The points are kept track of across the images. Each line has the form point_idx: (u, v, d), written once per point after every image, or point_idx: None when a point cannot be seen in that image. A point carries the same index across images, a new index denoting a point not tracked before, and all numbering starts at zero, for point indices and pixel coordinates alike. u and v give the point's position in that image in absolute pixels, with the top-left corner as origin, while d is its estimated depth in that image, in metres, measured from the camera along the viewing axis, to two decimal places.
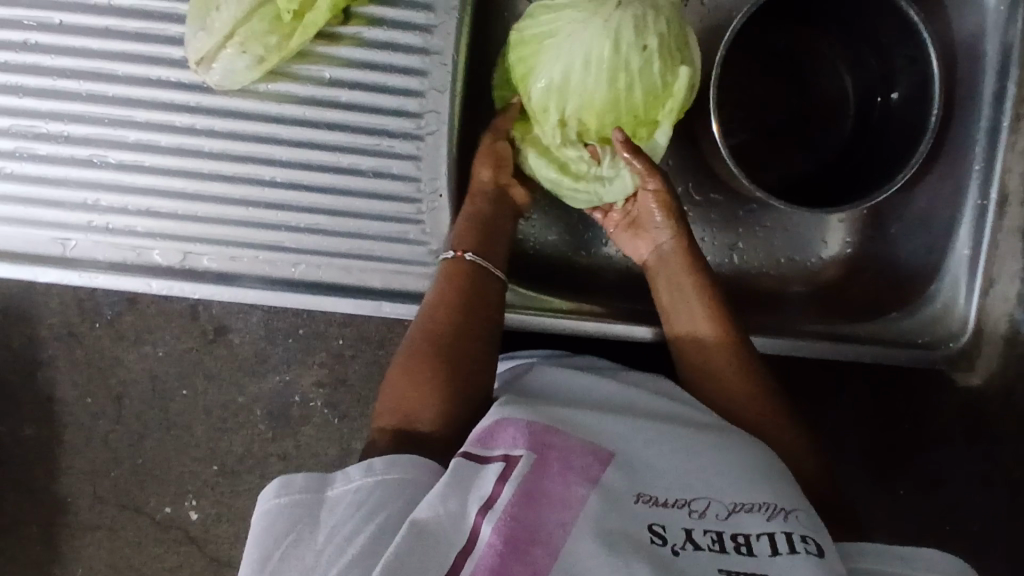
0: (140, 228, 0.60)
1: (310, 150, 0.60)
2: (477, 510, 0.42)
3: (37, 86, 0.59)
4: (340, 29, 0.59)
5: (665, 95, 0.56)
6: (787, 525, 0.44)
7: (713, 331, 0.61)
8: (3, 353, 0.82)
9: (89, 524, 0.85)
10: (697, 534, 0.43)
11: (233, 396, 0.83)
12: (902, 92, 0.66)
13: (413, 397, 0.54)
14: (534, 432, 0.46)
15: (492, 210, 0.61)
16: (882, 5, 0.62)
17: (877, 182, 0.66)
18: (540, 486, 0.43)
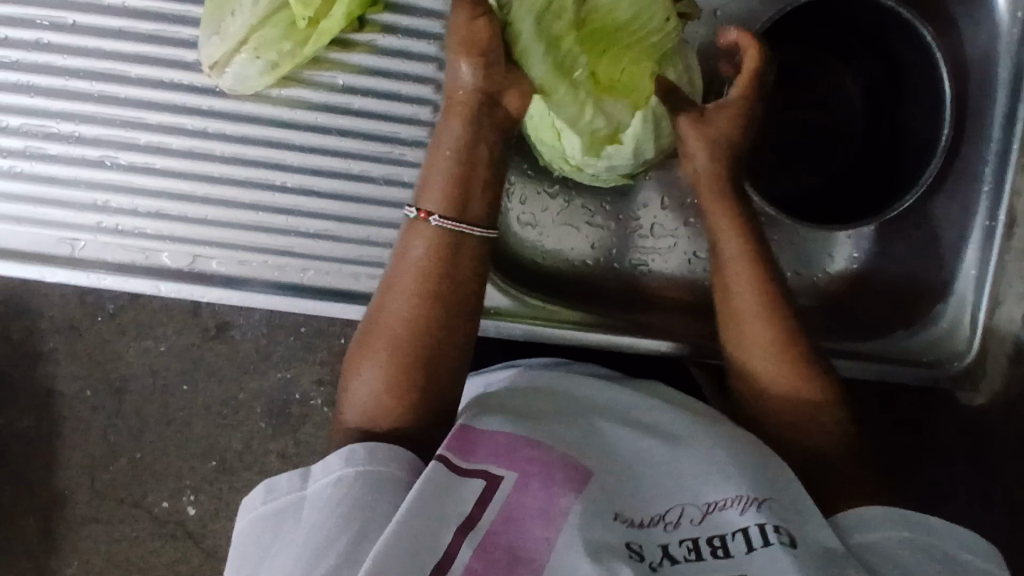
0: (149, 230, 0.60)
1: (321, 155, 0.60)
2: (457, 529, 0.42)
3: (49, 85, 0.59)
4: (354, 36, 0.59)
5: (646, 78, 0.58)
6: (762, 517, 0.45)
7: (767, 357, 0.57)
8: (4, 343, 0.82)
9: (86, 516, 0.85)
10: (674, 547, 0.44)
11: (235, 391, 0.84)
12: (914, 116, 0.67)
13: (367, 367, 0.54)
14: (511, 445, 0.47)
15: (477, 133, 0.54)
16: (896, 27, 0.64)
17: (882, 204, 0.67)
18: (520, 506, 0.43)
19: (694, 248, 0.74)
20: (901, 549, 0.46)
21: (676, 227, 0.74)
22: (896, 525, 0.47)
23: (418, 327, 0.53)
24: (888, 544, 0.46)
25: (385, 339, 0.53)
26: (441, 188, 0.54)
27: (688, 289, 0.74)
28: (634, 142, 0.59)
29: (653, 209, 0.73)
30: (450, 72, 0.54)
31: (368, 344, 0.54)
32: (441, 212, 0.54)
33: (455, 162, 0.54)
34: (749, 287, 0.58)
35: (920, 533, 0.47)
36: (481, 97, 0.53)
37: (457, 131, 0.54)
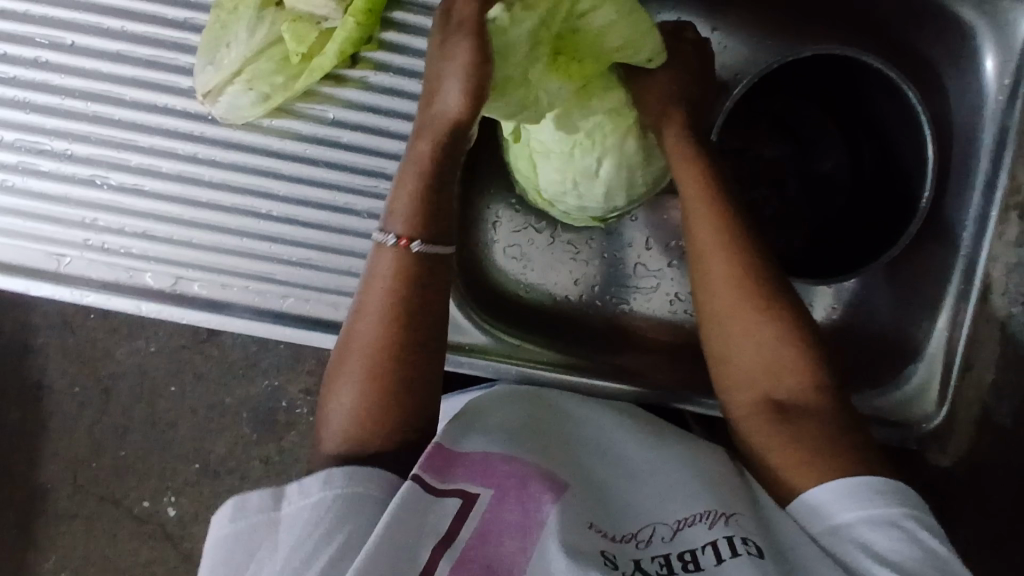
0: (134, 250, 0.61)
1: (308, 186, 0.61)
2: (437, 543, 0.43)
3: (45, 103, 0.60)
4: (347, 72, 0.60)
5: (627, 119, 0.60)
6: (729, 530, 0.46)
7: (771, 381, 0.55)
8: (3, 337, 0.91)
9: (65, 511, 0.93)
10: (647, 562, 0.45)
11: (221, 398, 0.91)
12: (893, 162, 0.68)
13: (343, 394, 0.52)
14: (489, 464, 0.48)
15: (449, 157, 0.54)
16: (866, 76, 0.66)
17: (867, 253, 0.68)
18: (498, 520, 0.45)
19: (677, 290, 0.75)
20: (859, 530, 0.46)
21: (661, 267, 0.75)
22: (851, 504, 0.47)
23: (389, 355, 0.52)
24: (847, 529, 0.47)
25: (360, 366, 0.52)
26: (405, 211, 0.54)
27: (666, 330, 0.74)
28: (603, 181, 0.61)
29: (638, 250, 0.75)
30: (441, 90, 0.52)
31: (341, 370, 0.53)
32: (422, 236, 0.54)
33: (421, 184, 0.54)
34: (724, 269, 0.58)
35: (877, 509, 0.47)
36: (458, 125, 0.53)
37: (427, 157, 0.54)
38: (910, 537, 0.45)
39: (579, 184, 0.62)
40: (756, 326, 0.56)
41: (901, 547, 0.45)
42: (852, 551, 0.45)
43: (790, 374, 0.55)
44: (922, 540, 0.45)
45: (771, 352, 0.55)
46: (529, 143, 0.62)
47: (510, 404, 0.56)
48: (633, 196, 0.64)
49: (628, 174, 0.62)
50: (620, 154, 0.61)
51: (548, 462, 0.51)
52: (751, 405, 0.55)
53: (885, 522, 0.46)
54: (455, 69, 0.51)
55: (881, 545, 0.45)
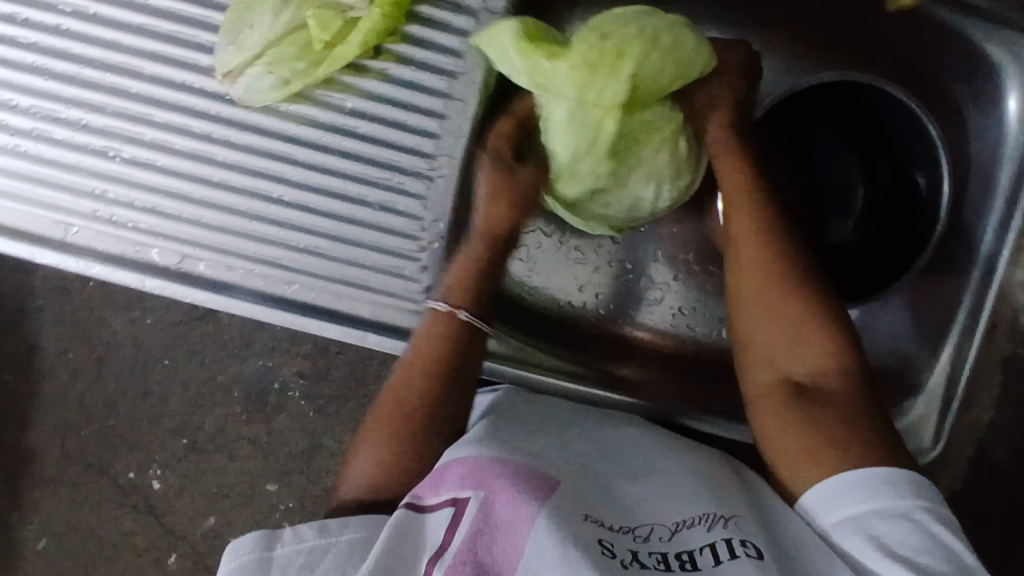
0: (141, 224, 0.61)
1: (321, 174, 0.60)
2: (428, 559, 0.47)
3: (63, 71, 0.59)
4: (369, 62, 0.60)
5: (662, 130, 0.59)
6: (727, 532, 0.48)
7: (801, 369, 0.57)
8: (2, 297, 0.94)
9: (49, 477, 0.95)
10: (644, 555, 0.47)
11: (215, 373, 0.93)
12: (918, 179, 0.68)
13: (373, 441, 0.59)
14: (475, 468, 0.51)
15: (493, 248, 0.63)
16: (886, 102, 0.67)
17: (891, 265, 0.68)
18: (488, 518, 0.47)
19: (680, 303, 0.75)
20: (869, 523, 0.48)
21: (667, 281, 0.75)
22: (857, 497, 0.49)
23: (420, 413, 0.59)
24: (859, 521, 0.48)
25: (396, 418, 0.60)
26: (459, 287, 0.61)
27: (669, 343, 0.74)
28: (633, 191, 0.61)
29: (645, 261, 0.75)
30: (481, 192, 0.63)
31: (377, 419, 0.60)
32: (469, 308, 0.61)
33: (469, 264, 0.62)
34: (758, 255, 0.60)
35: (886, 502, 0.48)
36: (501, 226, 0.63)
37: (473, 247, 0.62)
38: (919, 529, 0.47)
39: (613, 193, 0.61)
40: (788, 319, 0.58)
41: (910, 539, 0.46)
42: (863, 547, 0.47)
43: (812, 364, 0.56)
44: (930, 530, 0.47)
45: (803, 344, 0.57)
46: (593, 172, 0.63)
47: (517, 411, 0.60)
48: (658, 207, 0.62)
49: (657, 186, 0.61)
50: (651, 167, 0.60)
51: (547, 463, 0.53)
52: (771, 390, 0.57)
53: (894, 514, 0.48)
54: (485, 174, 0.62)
55: (892, 537, 0.47)
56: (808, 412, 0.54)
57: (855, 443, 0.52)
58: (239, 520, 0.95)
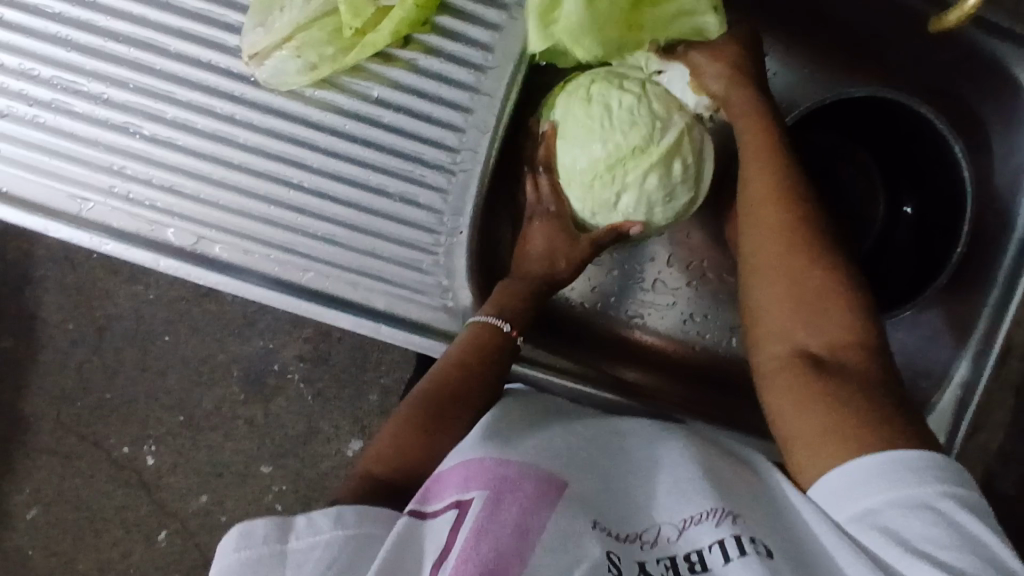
0: (159, 203, 0.60)
1: (343, 160, 0.60)
2: (434, 561, 0.45)
3: (86, 43, 0.58)
4: (397, 51, 0.59)
5: (650, 155, 0.60)
6: (736, 529, 0.47)
7: (816, 341, 0.55)
8: (7, 263, 0.97)
9: (43, 445, 0.99)
10: (651, 564, 0.47)
11: (214, 352, 0.98)
12: (942, 173, 0.66)
13: (403, 427, 0.56)
14: (479, 469, 0.49)
15: (536, 287, 0.63)
16: (896, 108, 0.66)
17: (929, 266, 0.67)
18: (494, 520, 0.46)
19: (692, 310, 0.74)
20: (885, 517, 0.46)
21: (679, 286, 0.74)
22: (873, 489, 0.47)
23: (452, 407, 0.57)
24: (875, 515, 0.46)
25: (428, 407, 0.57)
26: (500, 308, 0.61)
27: (679, 350, 0.74)
28: (622, 216, 0.63)
29: (658, 265, 0.74)
30: (530, 235, 0.64)
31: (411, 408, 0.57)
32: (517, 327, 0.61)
33: (514, 292, 0.63)
34: (776, 224, 0.58)
35: (903, 492, 0.46)
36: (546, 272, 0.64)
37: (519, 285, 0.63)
38: (940, 518, 0.45)
39: (600, 187, 0.61)
40: (806, 291, 0.56)
41: (929, 530, 0.44)
42: (880, 544, 0.45)
43: (829, 338, 0.55)
44: (951, 518, 0.45)
45: (820, 314, 0.55)
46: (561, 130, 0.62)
47: (525, 407, 0.58)
48: (654, 227, 0.65)
49: (647, 208, 0.62)
50: (640, 189, 0.61)
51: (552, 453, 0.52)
52: (782, 362, 0.56)
53: (913, 504, 0.46)
54: (542, 228, 0.64)
55: (911, 530, 0.45)
56: (825, 387, 0.52)
57: (870, 435, 0.49)
58: (232, 499, 0.98)
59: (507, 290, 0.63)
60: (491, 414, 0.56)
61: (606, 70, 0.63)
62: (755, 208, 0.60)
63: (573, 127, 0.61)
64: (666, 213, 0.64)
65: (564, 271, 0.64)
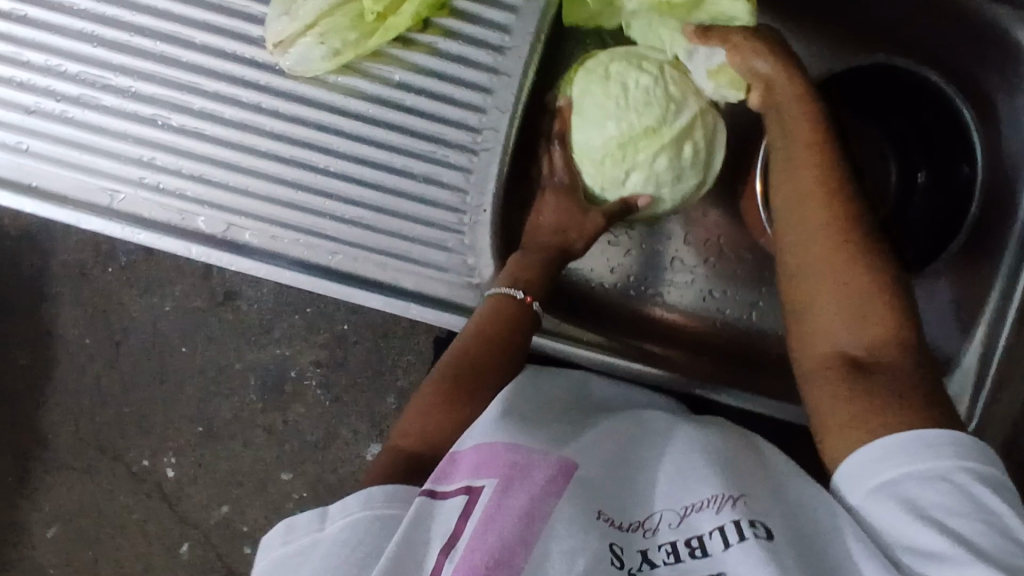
0: (188, 192, 0.61)
1: (367, 144, 0.61)
2: (440, 549, 0.44)
3: (112, 38, 0.60)
4: (417, 36, 0.61)
5: (661, 137, 0.61)
6: (735, 514, 0.44)
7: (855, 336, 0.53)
8: (15, 277, 0.94)
9: (62, 462, 0.96)
10: (654, 552, 0.45)
11: (231, 362, 0.94)
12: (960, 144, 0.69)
13: (427, 399, 0.57)
14: (492, 454, 0.47)
15: (550, 260, 0.64)
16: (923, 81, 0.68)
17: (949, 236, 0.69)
18: (502, 508, 0.44)
19: (710, 287, 0.75)
20: (904, 488, 0.46)
21: (696, 264, 0.75)
22: (897, 460, 0.46)
23: (473, 375, 0.58)
24: (894, 486, 0.46)
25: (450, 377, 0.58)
26: (518, 276, 0.62)
27: (699, 326, 0.75)
28: (630, 192, 0.63)
29: (675, 244, 0.75)
30: (541, 204, 0.65)
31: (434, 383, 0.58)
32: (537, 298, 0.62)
33: (528, 262, 0.63)
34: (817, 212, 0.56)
35: (923, 464, 0.46)
36: (559, 245, 0.64)
37: (536, 257, 0.63)
38: (959, 491, 0.44)
39: (609, 162, 0.62)
40: (844, 284, 0.54)
41: (946, 502, 0.44)
42: (895, 514, 0.45)
43: (864, 333, 0.53)
44: (971, 492, 0.44)
45: (852, 308, 0.54)
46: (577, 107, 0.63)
47: (539, 389, 0.57)
48: (660, 209, 0.66)
49: (656, 188, 0.63)
50: (650, 170, 0.62)
51: (572, 431, 0.53)
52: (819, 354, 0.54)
53: (931, 476, 0.45)
54: (553, 201, 0.64)
55: (927, 500, 0.44)
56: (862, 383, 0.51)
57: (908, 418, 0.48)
58: (252, 509, 0.96)
59: (520, 260, 0.63)
60: (520, 377, 0.58)
61: (625, 50, 0.63)
62: (800, 196, 0.57)
63: (587, 101, 0.62)
64: (680, 191, 0.64)
65: (577, 245, 0.65)
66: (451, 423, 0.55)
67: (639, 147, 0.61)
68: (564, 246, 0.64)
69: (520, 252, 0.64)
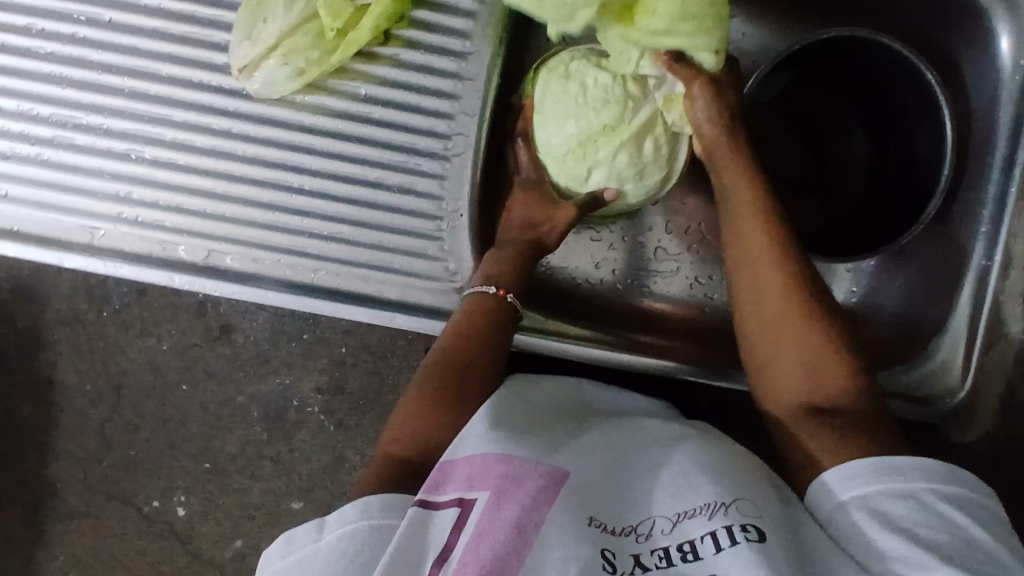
0: (167, 223, 0.62)
1: (341, 161, 0.62)
2: (433, 563, 0.44)
3: (81, 78, 0.61)
4: (380, 49, 0.62)
5: (621, 133, 0.60)
6: (727, 519, 0.44)
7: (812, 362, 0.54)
8: (10, 329, 0.93)
9: (72, 509, 0.95)
10: (646, 557, 0.44)
11: (233, 396, 0.92)
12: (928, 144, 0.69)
13: (414, 403, 0.57)
14: (483, 466, 0.46)
15: (524, 258, 0.64)
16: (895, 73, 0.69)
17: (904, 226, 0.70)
18: (493, 521, 0.43)
19: (697, 273, 0.76)
20: (874, 502, 0.46)
21: (680, 252, 0.76)
22: (864, 480, 0.47)
23: (458, 376, 0.58)
24: (865, 501, 0.46)
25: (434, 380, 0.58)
26: (495, 272, 0.63)
27: (690, 314, 0.75)
28: (595, 187, 0.64)
29: (658, 234, 0.76)
30: (513, 202, 0.66)
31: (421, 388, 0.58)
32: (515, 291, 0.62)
33: (507, 260, 0.64)
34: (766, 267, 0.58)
35: (892, 483, 0.46)
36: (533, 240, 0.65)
37: (511, 253, 0.64)
38: (927, 508, 0.45)
39: (570, 160, 0.63)
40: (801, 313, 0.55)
41: (916, 518, 0.44)
42: (867, 525, 0.45)
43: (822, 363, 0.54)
44: (939, 510, 0.44)
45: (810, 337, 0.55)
46: (540, 107, 0.63)
47: (529, 394, 0.57)
48: (629, 202, 0.66)
49: (619, 183, 0.63)
50: (611, 167, 0.62)
51: (565, 429, 0.53)
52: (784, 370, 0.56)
53: (901, 494, 0.46)
54: (524, 199, 0.66)
55: (898, 514, 0.45)
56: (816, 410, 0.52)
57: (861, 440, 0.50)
58: (266, 541, 0.94)
59: (498, 258, 0.64)
60: (509, 378, 0.58)
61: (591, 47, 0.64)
62: (745, 251, 0.59)
63: (550, 99, 0.62)
64: (645, 184, 0.64)
65: (551, 238, 0.66)
66: (443, 421, 0.56)
67: (600, 144, 0.61)
68: (537, 242, 0.66)
69: (496, 250, 0.64)
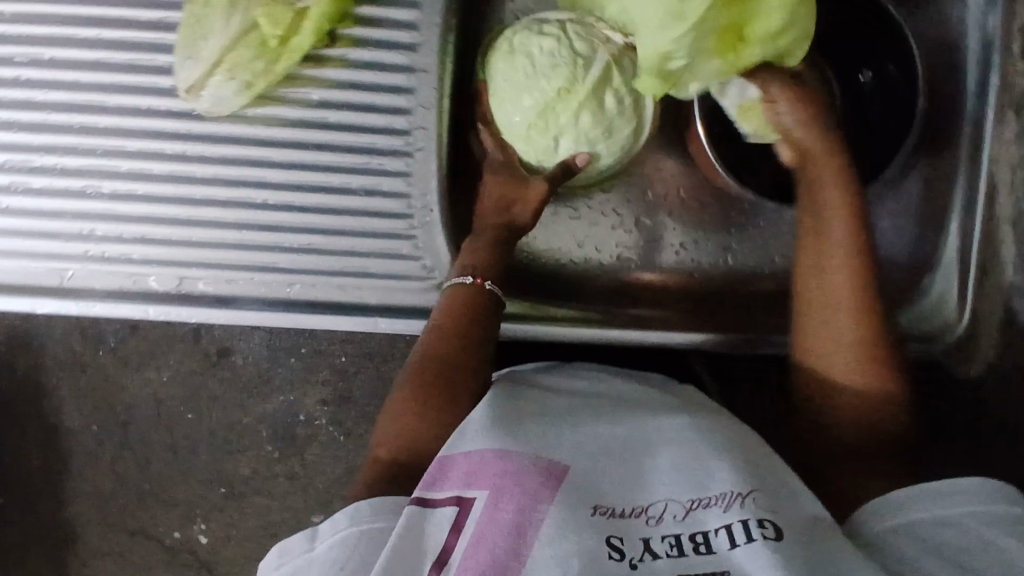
0: (134, 255, 0.60)
1: (303, 170, 0.60)
2: (432, 566, 0.42)
3: (31, 120, 0.60)
4: (326, 52, 0.60)
5: (577, 94, 0.59)
6: (744, 513, 0.43)
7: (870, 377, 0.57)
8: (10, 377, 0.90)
9: (96, 550, 0.93)
10: (656, 542, 0.43)
11: (238, 418, 0.90)
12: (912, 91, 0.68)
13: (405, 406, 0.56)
14: (481, 463, 0.45)
15: (498, 244, 0.63)
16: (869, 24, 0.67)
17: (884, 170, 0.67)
18: (492, 521, 0.42)
19: (682, 240, 0.74)
20: (919, 529, 0.46)
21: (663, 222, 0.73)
22: (911, 509, 0.47)
23: (447, 375, 0.57)
24: (910, 528, 0.46)
25: (423, 381, 0.57)
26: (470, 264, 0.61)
27: (680, 281, 0.73)
28: (566, 155, 0.62)
29: (637, 202, 0.73)
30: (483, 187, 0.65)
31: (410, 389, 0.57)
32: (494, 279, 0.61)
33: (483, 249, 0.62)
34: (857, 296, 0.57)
35: (938, 511, 0.46)
36: (506, 221, 0.64)
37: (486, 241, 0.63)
38: (971, 534, 0.44)
39: (534, 134, 0.61)
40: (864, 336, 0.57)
41: (962, 543, 0.44)
42: (912, 547, 0.45)
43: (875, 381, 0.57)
44: (982, 535, 0.44)
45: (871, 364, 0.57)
46: (495, 90, 0.62)
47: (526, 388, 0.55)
48: (603, 163, 0.64)
49: (588, 145, 0.61)
50: (576, 131, 0.60)
51: (564, 416, 0.51)
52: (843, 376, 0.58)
53: (946, 522, 0.46)
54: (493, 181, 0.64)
55: (944, 541, 0.45)
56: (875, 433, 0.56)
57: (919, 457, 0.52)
58: None
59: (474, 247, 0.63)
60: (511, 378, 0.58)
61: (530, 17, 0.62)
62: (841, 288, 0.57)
63: (501, 78, 0.61)
64: (615, 138, 0.62)
65: (525, 217, 0.64)
66: (434, 422, 0.55)
67: (561, 110, 0.59)
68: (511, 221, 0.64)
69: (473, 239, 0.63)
